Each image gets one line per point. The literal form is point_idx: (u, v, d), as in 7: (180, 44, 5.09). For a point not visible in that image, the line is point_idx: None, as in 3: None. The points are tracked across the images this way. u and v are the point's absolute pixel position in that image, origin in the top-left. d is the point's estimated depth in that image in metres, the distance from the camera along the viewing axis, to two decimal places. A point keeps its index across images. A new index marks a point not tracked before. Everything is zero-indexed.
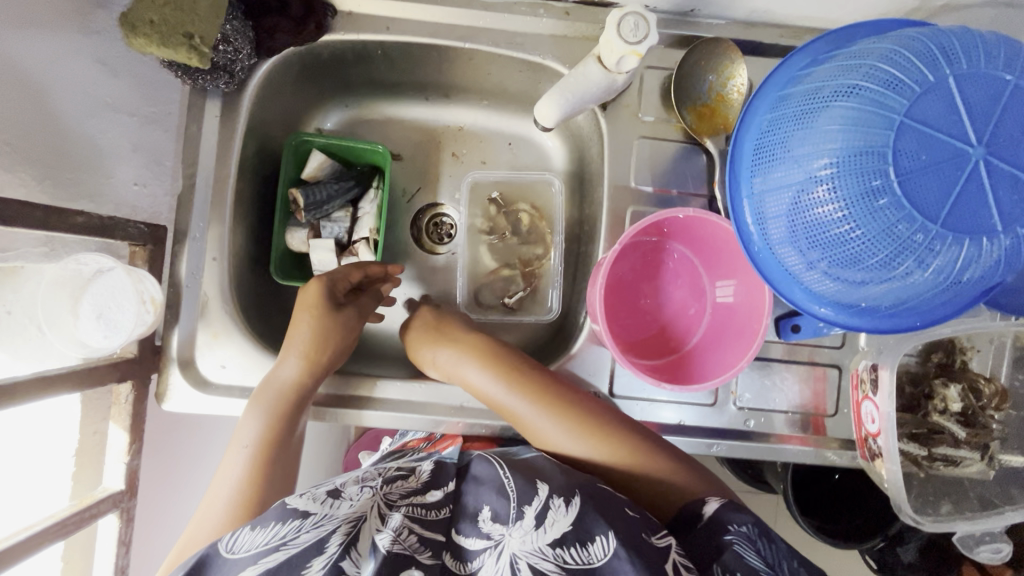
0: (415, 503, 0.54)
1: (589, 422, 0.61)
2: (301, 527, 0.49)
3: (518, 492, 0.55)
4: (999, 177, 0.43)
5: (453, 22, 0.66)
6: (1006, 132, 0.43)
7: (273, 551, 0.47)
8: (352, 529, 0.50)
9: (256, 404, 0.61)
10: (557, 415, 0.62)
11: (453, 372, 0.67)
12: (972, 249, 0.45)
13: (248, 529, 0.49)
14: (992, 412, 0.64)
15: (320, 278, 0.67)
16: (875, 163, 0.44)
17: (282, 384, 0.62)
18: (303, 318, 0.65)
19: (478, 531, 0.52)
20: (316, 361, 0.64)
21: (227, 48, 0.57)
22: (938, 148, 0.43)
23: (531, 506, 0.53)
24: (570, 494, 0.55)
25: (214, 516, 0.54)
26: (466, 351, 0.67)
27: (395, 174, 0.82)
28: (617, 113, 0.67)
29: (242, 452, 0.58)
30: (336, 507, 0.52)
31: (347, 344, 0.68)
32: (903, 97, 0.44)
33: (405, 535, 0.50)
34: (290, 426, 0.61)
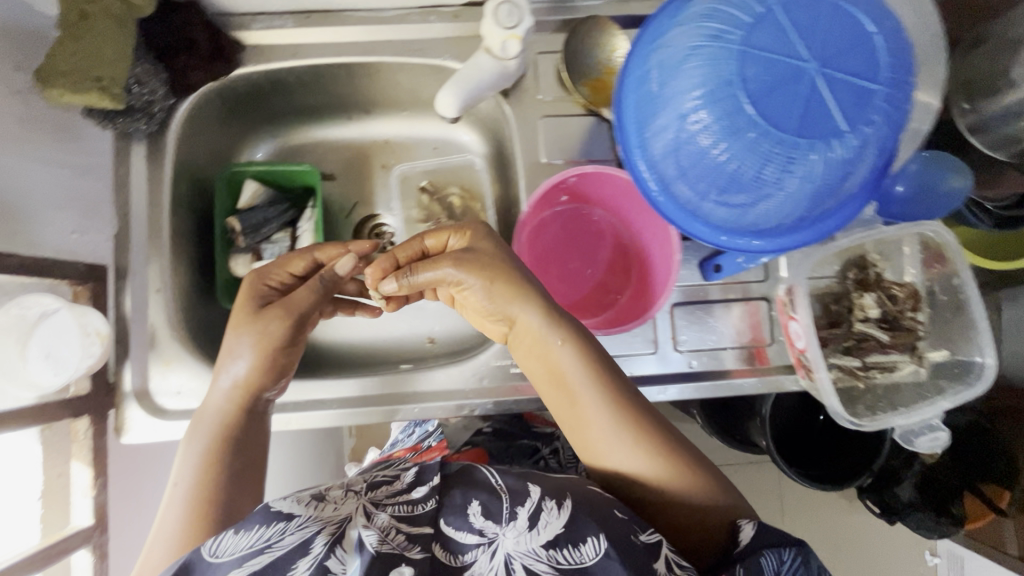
0: (401, 500, 0.52)
1: (637, 424, 0.54)
2: (285, 530, 0.46)
3: (510, 490, 0.52)
4: (833, 85, 0.48)
5: (354, 40, 0.71)
6: (833, 45, 0.48)
7: (259, 554, 0.44)
8: (336, 529, 0.47)
9: (198, 425, 0.57)
10: (606, 401, 0.55)
11: (509, 317, 0.59)
12: (827, 153, 0.49)
13: (232, 532, 0.46)
14: (912, 314, 0.69)
15: (251, 280, 0.63)
16: (727, 90, 0.49)
17: (215, 409, 0.58)
18: (239, 327, 0.59)
19: (469, 528, 0.49)
20: (252, 386, 0.60)
21: (142, 90, 0.62)
22: (777, 68, 0.48)
23: (524, 506, 0.50)
24: (563, 496, 0.51)
25: (158, 548, 0.49)
26: (529, 302, 0.57)
27: (331, 193, 0.86)
28: (518, 98, 0.72)
29: (177, 485, 0.53)
30: (320, 508, 0.50)
31: (280, 363, 0.61)
32: (740, 30, 0.49)
33: (393, 533, 0.47)
34: (231, 439, 0.56)
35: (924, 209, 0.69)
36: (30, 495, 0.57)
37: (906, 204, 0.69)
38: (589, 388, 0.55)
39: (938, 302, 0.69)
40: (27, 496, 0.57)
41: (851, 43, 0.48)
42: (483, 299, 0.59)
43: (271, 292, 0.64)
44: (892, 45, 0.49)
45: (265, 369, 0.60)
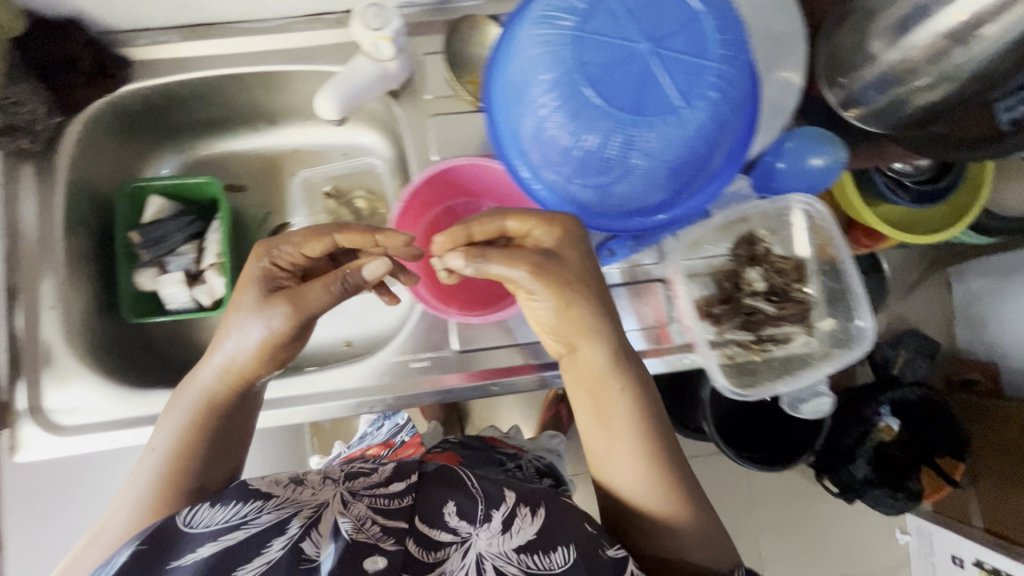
0: (379, 492, 0.54)
1: (662, 473, 0.57)
2: (262, 508, 0.49)
3: (485, 493, 0.54)
4: (664, 63, 0.50)
5: (241, 52, 0.72)
6: (662, 26, 0.50)
7: (234, 529, 0.48)
8: (313, 512, 0.50)
9: (172, 411, 0.58)
10: (637, 438, 0.57)
11: (569, 339, 0.56)
12: (666, 129, 0.51)
13: (208, 507, 0.49)
14: (799, 286, 0.72)
15: (257, 264, 0.56)
16: (567, 74, 0.51)
17: (207, 395, 0.57)
18: (250, 319, 0.55)
19: (444, 526, 0.52)
20: (241, 381, 0.58)
21: (22, 110, 0.63)
22: (610, 51, 0.50)
23: (499, 510, 0.53)
24: (537, 504, 0.55)
25: (129, 505, 0.53)
26: (598, 338, 0.55)
27: (242, 203, 0.87)
28: (405, 100, 0.74)
29: (153, 455, 0.55)
30: (298, 491, 0.53)
31: (278, 361, 0.59)
32: (575, 16, 0.51)
33: (368, 524, 0.50)
34: (217, 417, 0.57)
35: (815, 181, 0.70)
36: None
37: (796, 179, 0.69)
38: (624, 419, 0.57)
39: (822, 273, 0.71)
40: None
41: (679, 23, 0.50)
42: (552, 318, 0.55)
43: (279, 280, 0.58)
44: (721, 23, 0.51)
45: (261, 360, 0.57)
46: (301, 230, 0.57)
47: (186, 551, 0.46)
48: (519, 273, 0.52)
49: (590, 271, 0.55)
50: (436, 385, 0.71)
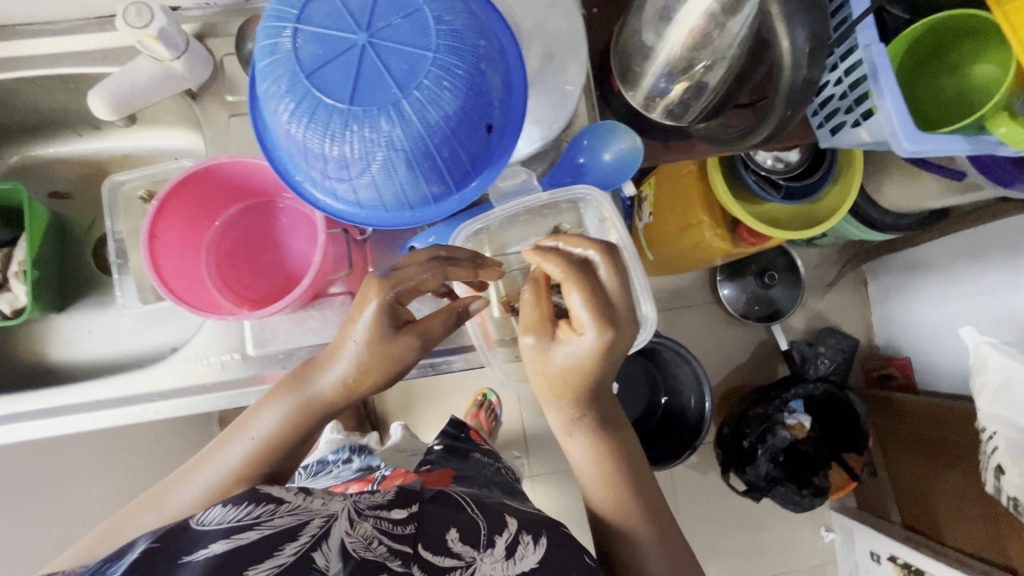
0: (382, 516, 0.58)
1: (643, 511, 0.67)
2: (275, 512, 0.51)
3: (488, 523, 0.62)
4: (378, 53, 0.50)
5: (36, 55, 0.71)
6: (378, 15, 0.50)
7: (246, 529, 0.48)
8: (323, 524, 0.52)
9: (292, 392, 0.61)
10: (617, 474, 0.67)
11: (574, 403, 0.63)
12: (388, 121, 0.51)
13: (218, 505, 0.50)
14: None
15: (383, 296, 0.57)
16: (287, 66, 0.51)
17: (317, 401, 0.60)
18: (352, 348, 0.58)
19: (448, 552, 0.57)
20: (353, 390, 0.61)
21: None
22: (325, 41, 0.50)
23: (502, 536, 0.61)
24: (537, 534, 0.64)
25: (206, 479, 0.58)
26: (596, 395, 0.64)
27: (71, 210, 0.86)
28: (205, 101, 0.73)
29: (248, 442, 0.60)
30: (309, 500, 0.56)
31: (393, 376, 0.61)
32: (295, 6, 0.51)
33: (377, 542, 0.54)
34: (303, 427, 0.61)
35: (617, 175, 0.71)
36: None
37: (598, 172, 0.71)
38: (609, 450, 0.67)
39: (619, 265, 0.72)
40: None
41: (395, 12, 0.50)
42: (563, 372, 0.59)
43: (401, 310, 0.59)
44: (445, 16, 0.52)
45: (369, 376, 0.59)
46: (416, 262, 0.59)
47: (197, 547, 0.46)
48: (586, 335, 0.56)
49: (603, 357, 0.57)
50: (233, 389, 0.70)
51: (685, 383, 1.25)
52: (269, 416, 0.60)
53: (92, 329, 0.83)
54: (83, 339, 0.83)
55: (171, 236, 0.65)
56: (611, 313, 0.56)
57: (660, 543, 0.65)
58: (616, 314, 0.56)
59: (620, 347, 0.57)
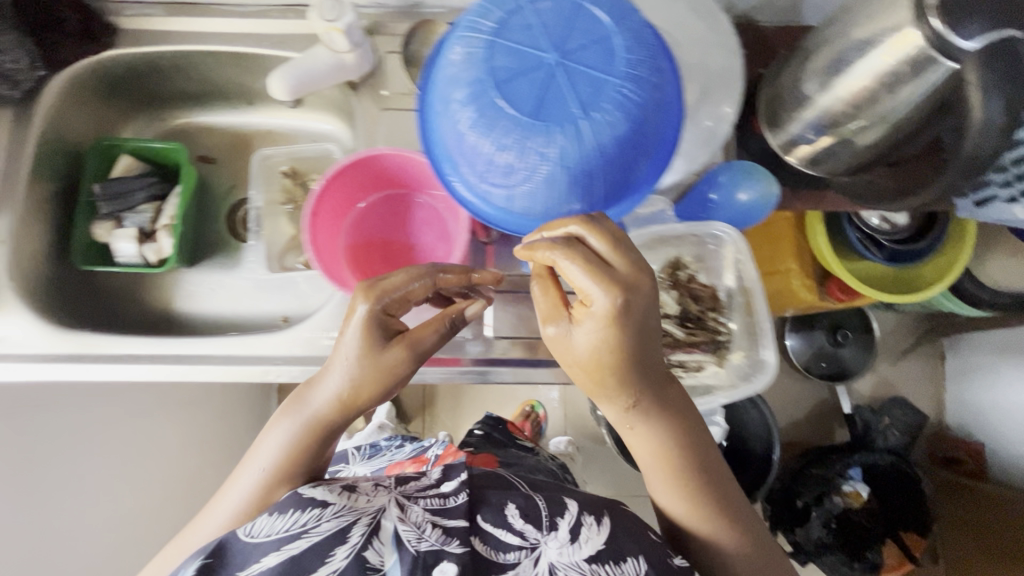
0: (432, 494, 0.58)
1: (726, 518, 0.58)
2: (321, 516, 0.52)
3: (546, 503, 0.57)
4: (565, 75, 0.53)
5: (220, 31, 0.78)
6: (571, 40, 0.53)
7: (296, 537, 0.51)
8: (372, 517, 0.53)
9: (292, 412, 0.57)
10: (685, 479, 0.58)
11: (623, 414, 0.55)
12: (561, 139, 0.53)
13: (265, 515, 0.52)
14: (716, 316, 0.71)
15: (371, 308, 0.54)
16: (476, 76, 0.54)
17: (314, 419, 0.56)
18: (343, 364, 0.54)
19: (509, 528, 0.55)
20: (351, 405, 0.56)
21: (4, 58, 0.69)
22: (518, 58, 0.53)
23: (564, 518, 0.56)
24: (600, 513, 0.56)
25: (228, 509, 0.56)
26: (656, 396, 0.55)
27: (213, 175, 0.92)
28: (363, 92, 0.78)
29: (259, 473, 0.56)
30: (354, 498, 0.55)
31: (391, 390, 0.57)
32: (493, 23, 0.55)
33: (427, 529, 0.53)
34: (313, 451, 0.57)
35: (747, 215, 0.70)
36: None
37: (729, 211, 0.71)
38: (675, 453, 0.57)
39: (738, 304, 0.70)
40: None
41: (588, 39, 0.53)
42: (574, 368, 0.53)
43: (392, 323, 0.56)
44: (631, 48, 0.54)
45: (368, 387, 0.55)
46: (403, 272, 0.56)
47: (250, 561, 0.49)
48: (576, 343, 0.50)
49: (616, 333, 0.48)
50: None
51: (753, 431, 1.22)
52: (276, 441, 0.57)
53: (217, 286, 0.89)
54: (207, 294, 0.89)
55: (325, 213, 0.69)
56: (614, 274, 0.48)
57: (746, 551, 0.57)
58: (623, 276, 0.48)
59: (636, 327, 0.49)
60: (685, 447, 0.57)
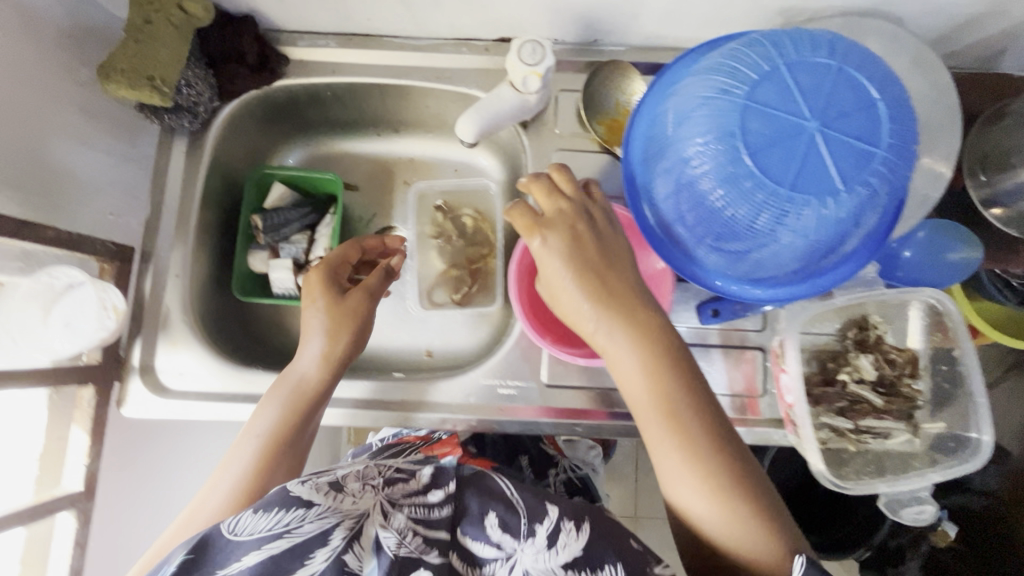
0: (416, 503, 0.54)
1: (727, 472, 0.54)
2: (304, 517, 0.50)
3: (526, 506, 0.54)
4: (829, 144, 0.50)
5: (391, 63, 0.76)
6: (832, 107, 0.51)
7: (277, 538, 0.48)
8: (355, 524, 0.50)
9: (276, 396, 0.64)
10: (672, 416, 0.56)
11: (604, 344, 0.59)
12: (821, 209, 0.51)
13: (250, 512, 0.50)
14: (910, 382, 0.68)
15: (318, 275, 0.70)
16: (726, 140, 0.52)
17: (303, 386, 0.64)
18: (316, 316, 0.67)
19: (487, 539, 0.52)
20: (332, 360, 0.66)
21: (190, 92, 0.67)
22: (776, 124, 0.51)
23: (543, 524, 0.52)
24: (580, 518, 0.53)
25: (228, 483, 0.58)
26: (616, 313, 0.59)
27: (354, 202, 0.90)
28: (537, 131, 0.76)
29: (251, 443, 0.61)
30: (339, 500, 0.53)
31: (362, 336, 0.70)
32: (744, 85, 0.52)
33: (409, 537, 0.50)
34: (305, 422, 0.63)
35: (942, 274, 0.68)
36: (28, 455, 0.61)
37: (925, 270, 0.68)
38: (677, 395, 0.56)
39: (937, 372, 0.67)
40: (25, 454, 0.61)
41: (850, 107, 0.51)
42: (576, 300, 0.59)
43: (339, 275, 0.72)
44: (891, 113, 0.52)
45: (341, 333, 0.67)
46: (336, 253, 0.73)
47: (231, 560, 0.47)
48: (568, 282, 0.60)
49: (569, 253, 0.60)
50: (520, 415, 0.72)
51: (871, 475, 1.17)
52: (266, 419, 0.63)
53: None
54: None
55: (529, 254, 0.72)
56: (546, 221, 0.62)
57: (754, 513, 0.53)
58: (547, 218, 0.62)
59: (565, 245, 0.60)
60: (670, 381, 0.57)
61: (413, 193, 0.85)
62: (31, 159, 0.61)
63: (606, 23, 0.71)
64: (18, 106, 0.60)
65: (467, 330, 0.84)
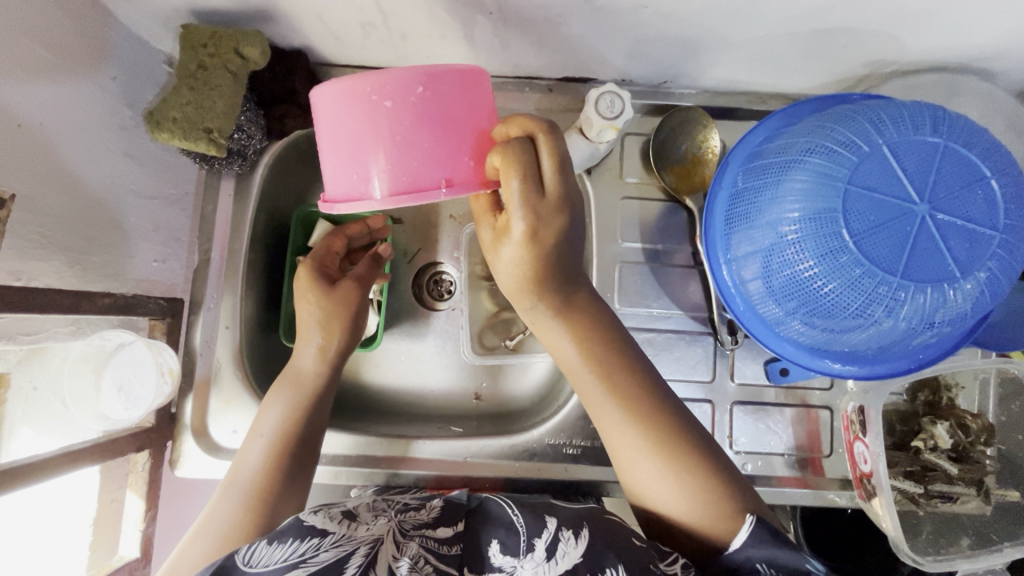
0: (427, 534, 0.54)
1: (702, 481, 0.54)
2: (320, 546, 0.50)
3: (526, 524, 0.55)
4: (945, 230, 0.47)
5: None
6: (944, 188, 0.47)
7: (293, 568, 0.48)
8: (370, 550, 0.50)
9: (277, 391, 0.64)
10: (643, 432, 0.55)
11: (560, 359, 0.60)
12: (936, 296, 0.48)
13: (266, 543, 0.50)
14: (982, 447, 0.67)
15: (306, 262, 0.70)
16: (828, 225, 0.49)
17: (300, 374, 0.65)
18: (311, 310, 0.67)
19: (490, 565, 0.53)
20: (330, 351, 0.67)
21: (241, 135, 0.63)
22: (883, 209, 0.47)
23: (541, 538, 0.54)
24: (579, 527, 0.55)
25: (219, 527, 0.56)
26: (575, 319, 0.58)
27: (397, 236, 0.85)
28: (600, 176, 0.72)
29: (261, 440, 0.62)
30: (353, 528, 0.53)
31: (358, 322, 0.69)
32: (844, 166, 0.49)
33: (421, 564, 0.51)
34: (307, 417, 0.64)
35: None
36: (82, 522, 0.59)
37: (1005, 334, 0.66)
38: (625, 407, 0.56)
39: (1011, 441, 0.66)
40: (78, 521, 0.59)
41: (964, 187, 0.47)
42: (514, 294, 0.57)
43: (330, 266, 0.72)
44: (1006, 188, 0.48)
45: (339, 324, 0.67)
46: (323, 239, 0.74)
47: None
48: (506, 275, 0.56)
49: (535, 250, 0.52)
50: (584, 474, 0.71)
51: None
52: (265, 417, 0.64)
53: (407, 360, 0.83)
54: (394, 364, 0.83)
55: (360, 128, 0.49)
56: (541, 202, 0.50)
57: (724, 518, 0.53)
58: (543, 207, 0.50)
59: (542, 244, 0.52)
60: (632, 397, 0.56)
61: (465, 233, 0.82)
62: (81, 215, 0.58)
63: (681, 69, 0.67)
64: (69, 160, 0.56)
65: (517, 375, 0.82)
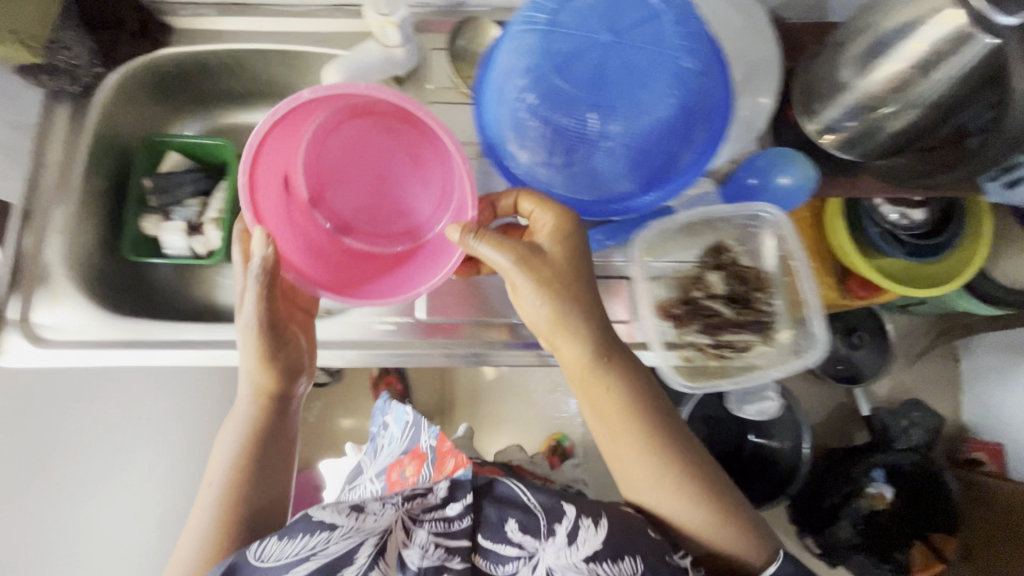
0: (437, 516, 0.65)
1: (706, 490, 0.63)
2: (330, 538, 0.58)
3: (545, 509, 0.64)
4: (630, 54, 0.57)
5: (273, 31, 0.81)
6: (624, 23, 0.57)
7: (305, 560, 0.56)
8: (380, 540, 0.61)
9: (234, 421, 0.68)
10: (649, 452, 0.63)
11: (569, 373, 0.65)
12: (635, 113, 0.58)
13: (276, 538, 0.57)
14: (757, 294, 0.73)
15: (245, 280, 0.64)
16: (540, 63, 0.57)
17: (254, 417, 0.68)
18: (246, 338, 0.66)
19: (508, 541, 0.63)
20: (272, 395, 0.68)
21: (65, 53, 0.70)
22: (577, 43, 0.57)
23: (561, 523, 0.62)
24: (598, 515, 0.63)
25: (191, 545, 0.61)
26: (569, 335, 0.62)
27: None
28: (410, 87, 0.80)
29: (223, 461, 0.66)
30: (363, 519, 0.61)
31: (293, 360, 0.69)
32: (546, 14, 0.57)
33: (432, 548, 0.62)
34: (263, 448, 0.67)
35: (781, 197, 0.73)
36: None
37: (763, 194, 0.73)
38: (635, 426, 0.63)
39: (782, 286, 0.73)
40: None
41: (640, 21, 0.57)
42: (534, 315, 0.62)
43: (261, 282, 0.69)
44: (678, 19, 0.57)
45: (278, 373, 0.68)
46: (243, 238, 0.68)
47: None
48: (534, 304, 0.61)
49: (575, 241, 0.61)
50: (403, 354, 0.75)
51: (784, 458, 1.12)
52: (228, 441, 0.67)
53: None
54: None
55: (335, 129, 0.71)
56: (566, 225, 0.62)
57: (739, 528, 0.63)
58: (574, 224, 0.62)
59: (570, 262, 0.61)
60: (622, 420, 0.63)
61: None
62: None
63: None
64: None
65: None
